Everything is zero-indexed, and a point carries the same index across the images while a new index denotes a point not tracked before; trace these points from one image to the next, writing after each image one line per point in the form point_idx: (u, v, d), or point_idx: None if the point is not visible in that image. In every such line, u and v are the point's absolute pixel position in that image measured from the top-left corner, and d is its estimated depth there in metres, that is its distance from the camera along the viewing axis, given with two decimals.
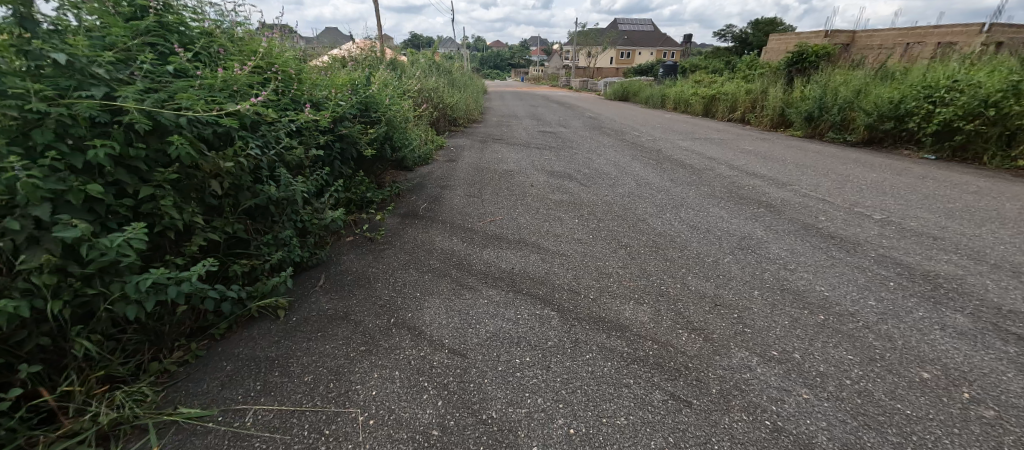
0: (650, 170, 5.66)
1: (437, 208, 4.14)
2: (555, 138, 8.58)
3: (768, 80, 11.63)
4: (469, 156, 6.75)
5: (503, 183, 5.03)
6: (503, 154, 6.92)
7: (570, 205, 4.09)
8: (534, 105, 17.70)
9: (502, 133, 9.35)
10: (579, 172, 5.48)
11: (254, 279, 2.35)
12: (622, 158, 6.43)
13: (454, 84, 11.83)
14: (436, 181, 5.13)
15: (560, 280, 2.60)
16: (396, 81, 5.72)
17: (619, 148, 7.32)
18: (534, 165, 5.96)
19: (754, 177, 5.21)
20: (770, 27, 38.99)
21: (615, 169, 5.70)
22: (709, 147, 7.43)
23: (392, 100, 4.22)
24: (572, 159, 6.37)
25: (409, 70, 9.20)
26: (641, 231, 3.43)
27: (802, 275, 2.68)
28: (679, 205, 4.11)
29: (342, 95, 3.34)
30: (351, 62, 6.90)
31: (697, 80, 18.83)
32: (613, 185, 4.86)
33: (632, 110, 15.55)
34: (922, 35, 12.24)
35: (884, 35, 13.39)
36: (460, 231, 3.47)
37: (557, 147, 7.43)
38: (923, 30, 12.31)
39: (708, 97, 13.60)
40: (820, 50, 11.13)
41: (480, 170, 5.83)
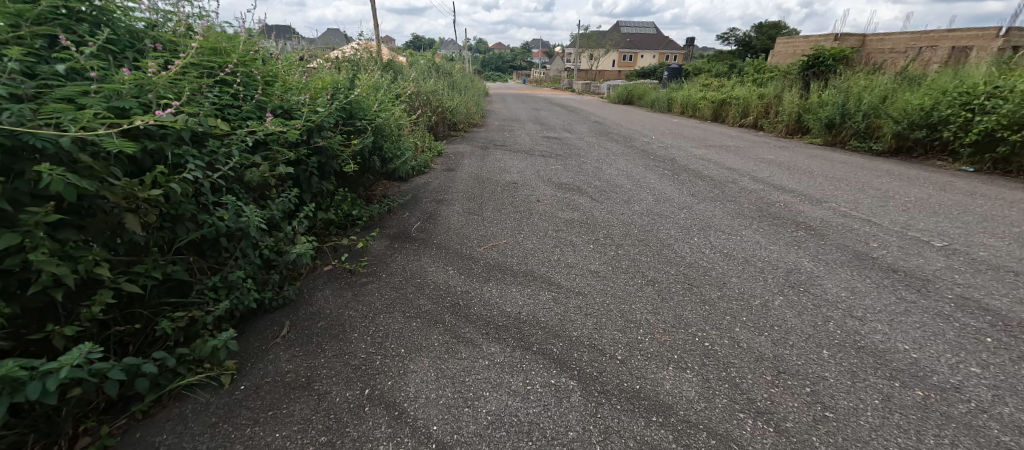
0: (667, 182, 5.18)
1: (432, 228, 3.65)
2: (560, 144, 8.10)
3: (781, 85, 11.14)
4: (469, 165, 6.25)
5: (506, 198, 4.54)
6: (506, 163, 6.43)
7: (583, 226, 3.60)
8: (536, 109, 17.14)
9: (504, 139, 8.87)
10: (590, 185, 4.99)
11: (195, 336, 1.86)
12: (635, 169, 5.94)
13: (454, 87, 11.34)
14: (433, 194, 4.64)
15: (578, 332, 2.11)
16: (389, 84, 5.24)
17: (629, 157, 6.83)
18: (540, 176, 5.48)
19: (783, 192, 4.73)
20: (774, 30, 38.58)
21: (628, 180, 5.22)
22: (726, 156, 6.93)
23: (382, 106, 3.74)
24: (581, 170, 5.88)
25: (406, 71, 8.71)
26: (669, 260, 2.94)
27: (876, 326, 2.18)
28: (706, 226, 3.62)
29: (320, 101, 2.86)
30: (342, 63, 6.42)
31: (703, 84, 18.37)
32: (628, 200, 4.38)
33: (637, 114, 15.08)
34: (936, 39, 11.81)
35: (896, 39, 12.94)
36: (456, 261, 2.97)
37: (563, 155, 6.95)
38: (937, 34, 11.87)
39: (718, 102, 13.11)
40: (838, 54, 10.68)
41: (481, 181, 5.34)
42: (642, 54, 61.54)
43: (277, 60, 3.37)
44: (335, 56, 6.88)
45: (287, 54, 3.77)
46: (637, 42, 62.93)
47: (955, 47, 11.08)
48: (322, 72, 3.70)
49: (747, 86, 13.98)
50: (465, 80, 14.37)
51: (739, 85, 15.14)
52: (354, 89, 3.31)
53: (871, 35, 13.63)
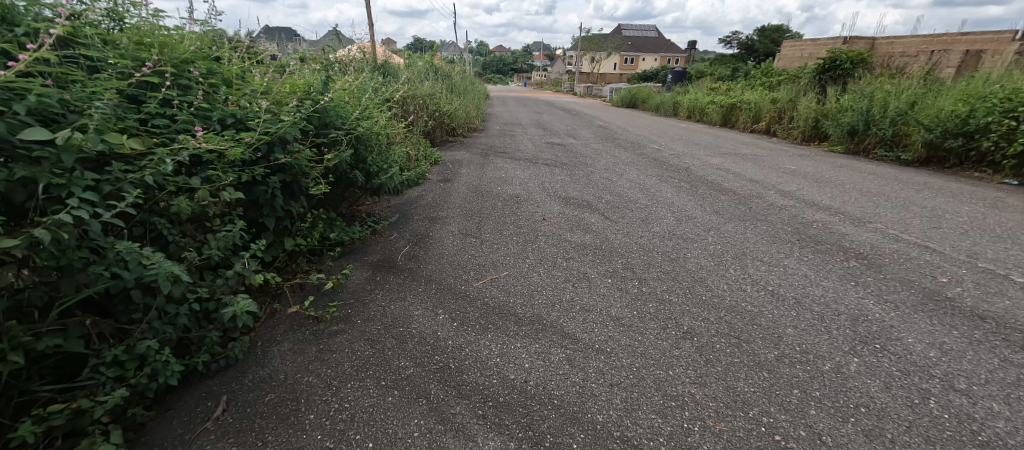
0: (686, 196, 4.67)
1: (423, 254, 3.15)
2: (565, 151, 7.61)
3: (795, 89, 10.65)
4: (467, 176, 5.74)
5: (509, 215, 4.04)
6: (507, 172, 5.92)
7: (597, 253, 3.10)
8: (538, 113, 16.65)
9: (505, 145, 8.38)
10: (601, 200, 4.48)
11: (83, 434, 1.39)
12: (648, 180, 5.43)
13: (453, 90, 10.82)
14: (426, 210, 4.14)
15: (604, 416, 1.61)
16: (379, 87, 4.74)
17: (641, 166, 6.32)
18: (545, 188, 4.97)
19: (819, 209, 4.22)
20: (778, 33, 38.10)
21: (643, 194, 4.71)
22: (744, 166, 6.44)
23: (366, 113, 3.24)
24: (589, 181, 5.37)
25: (402, 74, 8.20)
26: (706, 301, 2.43)
27: (992, 406, 1.68)
28: (740, 253, 3.13)
29: (283, 109, 2.36)
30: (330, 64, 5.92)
31: (709, 87, 17.89)
32: (646, 219, 3.88)
33: (642, 118, 14.59)
34: (948, 43, 11.38)
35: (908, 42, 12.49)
36: (449, 301, 2.46)
37: (569, 164, 6.45)
38: (950, 37, 11.44)
39: (727, 106, 12.61)
40: (856, 57, 10.12)
41: (480, 193, 4.84)
42: (644, 57, 61.10)
43: (244, 60, 2.90)
44: (323, 56, 6.38)
45: (261, 51, 3.30)
46: (638, 44, 62.50)
47: (970, 50, 10.54)
48: (299, 73, 3.23)
49: (756, 90, 13.46)
50: (464, 83, 13.88)
51: (747, 88, 14.62)
52: (330, 93, 2.83)
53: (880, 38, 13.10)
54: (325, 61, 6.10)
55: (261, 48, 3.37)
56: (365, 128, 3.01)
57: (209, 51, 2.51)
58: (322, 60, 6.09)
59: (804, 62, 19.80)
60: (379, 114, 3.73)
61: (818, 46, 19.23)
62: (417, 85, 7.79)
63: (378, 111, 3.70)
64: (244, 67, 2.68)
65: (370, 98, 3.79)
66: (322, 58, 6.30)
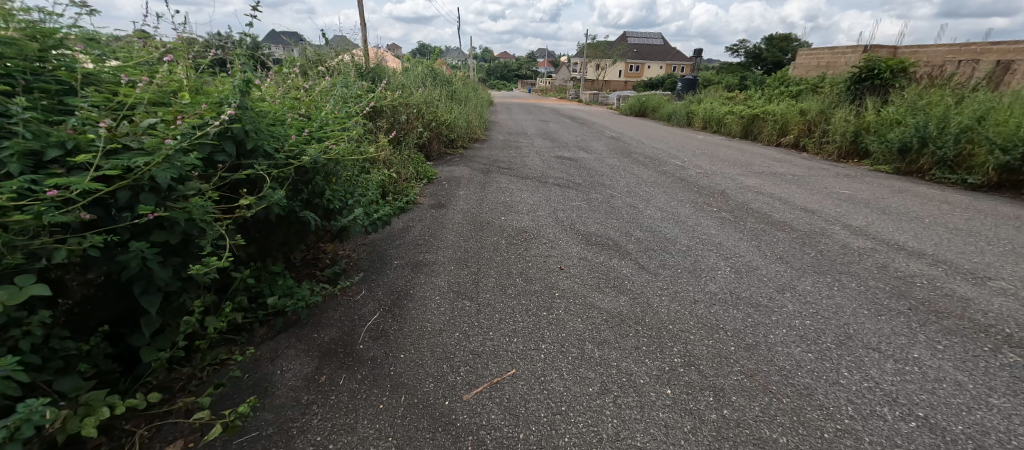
0: (735, 233, 3.78)
1: (396, 329, 2.25)
2: (578, 168, 6.73)
3: (826, 100, 9.75)
4: (465, 199, 4.85)
5: (516, 259, 3.15)
6: (513, 195, 5.05)
7: (641, 333, 2.19)
8: (544, 121, 15.78)
9: (510, 159, 7.50)
10: (631, 238, 3.59)
11: None
12: (681, 207, 4.54)
13: (454, 97, 9.99)
14: (411, 251, 3.26)
15: None
16: (354, 96, 3.86)
17: (668, 188, 5.42)
18: (559, 219, 4.08)
19: (909, 256, 3.33)
20: (786, 42, 37.33)
21: (680, 229, 3.83)
22: (788, 189, 5.54)
23: (320, 133, 2.36)
24: (611, 208, 4.49)
25: (397, 79, 7.37)
26: (830, 442, 1.54)
27: None
28: (844, 335, 2.22)
29: (154, 132, 1.51)
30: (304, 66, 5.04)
31: (723, 96, 17.02)
32: (694, 268, 2.99)
33: (655, 128, 13.71)
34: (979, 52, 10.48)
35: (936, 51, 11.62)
36: (422, 436, 1.56)
37: (584, 184, 5.56)
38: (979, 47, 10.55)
39: (748, 117, 11.72)
40: (895, 65, 9.10)
41: (480, 224, 3.96)
42: (650, 64, 60.33)
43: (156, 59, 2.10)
44: (303, 59, 5.56)
45: (198, 45, 2.49)
46: (644, 52, 61.77)
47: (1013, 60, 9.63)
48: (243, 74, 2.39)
49: (779, 100, 12.51)
50: (466, 89, 13.03)
51: (767, 99, 13.71)
52: (258, 103, 1.96)
53: (906, 46, 12.18)
54: (304, 65, 5.28)
55: (199, 41, 2.56)
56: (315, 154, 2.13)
57: (78, 43, 1.70)
58: (302, 63, 5.28)
59: (822, 70, 18.87)
60: (349, 129, 2.86)
61: (838, 55, 18.31)
62: (412, 92, 6.94)
63: (348, 126, 2.83)
64: (142, 67, 1.86)
65: (340, 112, 2.93)
66: (302, 62, 5.49)
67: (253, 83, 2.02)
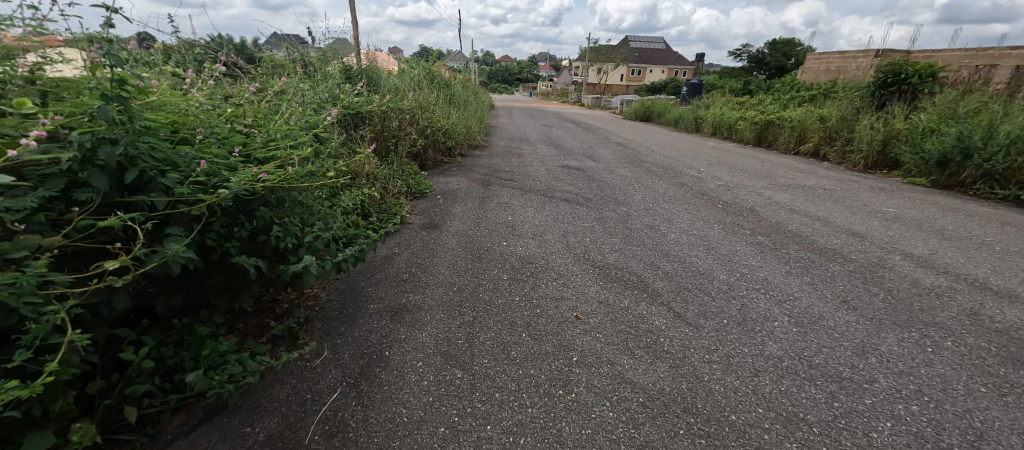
0: (780, 265, 3.18)
1: (359, 421, 1.66)
2: (586, 179, 6.14)
3: (847, 106, 9.16)
4: (462, 217, 4.27)
5: (520, 303, 2.55)
6: (517, 212, 4.47)
7: (696, 432, 1.60)
8: (546, 126, 15.22)
9: (511, 168, 6.91)
10: (657, 271, 3.01)
11: None
12: (709, 229, 3.96)
13: (452, 101, 9.42)
14: (393, 291, 2.67)
15: None
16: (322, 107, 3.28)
17: (689, 205, 4.85)
18: (569, 245, 3.50)
19: (1000, 299, 2.73)
20: (791, 46, 36.81)
21: (714, 259, 3.25)
22: (824, 206, 4.93)
23: (260, 153, 1.76)
24: (629, 230, 3.91)
25: (389, 82, 6.80)
26: None
27: None
28: (972, 433, 1.63)
29: None
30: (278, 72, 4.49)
31: (732, 101, 16.42)
32: (743, 317, 2.40)
33: (663, 134, 13.13)
34: (995, 57, 9.71)
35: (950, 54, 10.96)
36: None
37: (595, 200, 4.98)
38: (997, 52, 9.81)
39: (762, 123, 11.14)
40: (924, 69, 8.50)
41: (478, 252, 3.36)
42: (652, 68, 59.88)
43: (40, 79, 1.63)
44: (282, 62, 5.01)
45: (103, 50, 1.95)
46: (646, 56, 61.36)
47: None
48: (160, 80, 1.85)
49: (793, 106, 11.92)
50: (466, 93, 12.47)
51: (780, 104, 13.12)
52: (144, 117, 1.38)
53: (926, 50, 11.59)
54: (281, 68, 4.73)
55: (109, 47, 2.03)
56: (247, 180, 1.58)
57: None
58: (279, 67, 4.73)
59: (832, 75, 18.35)
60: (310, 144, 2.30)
61: (849, 59, 17.79)
62: (405, 97, 6.38)
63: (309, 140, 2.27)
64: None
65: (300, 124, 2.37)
66: (281, 66, 4.94)
67: (141, 90, 1.44)
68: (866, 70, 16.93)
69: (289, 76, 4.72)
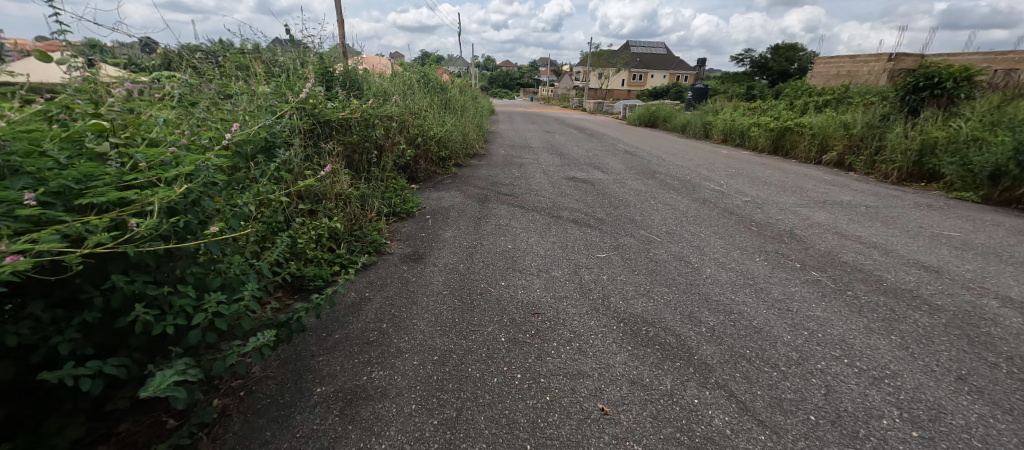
0: (855, 317, 2.50)
1: None
2: (596, 194, 5.46)
3: (873, 112, 8.51)
4: (453, 244, 3.62)
5: (524, 385, 1.86)
6: (519, 237, 3.81)
7: None
8: (548, 132, 14.55)
9: (512, 181, 6.25)
10: (698, 325, 2.34)
11: None
12: (748, 261, 3.30)
13: (448, 107, 8.77)
14: (352, 364, 1.99)
15: None
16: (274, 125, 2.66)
17: (719, 228, 4.17)
18: (584, 284, 2.83)
19: None
20: (794, 51, 36.28)
21: (767, 306, 2.58)
22: (875, 228, 4.25)
23: (87, 194, 1.14)
24: (653, 261, 3.24)
25: (376, 85, 6.14)
26: None
27: None
28: None
29: None
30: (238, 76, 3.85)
31: (740, 107, 15.81)
32: (835, 411, 1.73)
33: (672, 141, 12.48)
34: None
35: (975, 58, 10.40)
36: None
37: (608, 220, 4.33)
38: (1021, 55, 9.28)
39: (778, 130, 10.49)
40: (958, 73, 7.85)
41: (470, 296, 2.68)
42: (654, 73, 59.38)
43: None
44: (253, 59, 4.37)
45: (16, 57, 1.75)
46: (647, 61, 60.94)
47: None
48: None
49: (809, 112, 11.30)
50: (464, 97, 11.81)
51: (793, 111, 12.50)
52: None
53: (949, 54, 10.98)
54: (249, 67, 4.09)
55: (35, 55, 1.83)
56: (10, 266, 0.91)
57: None
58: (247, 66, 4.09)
59: (842, 80, 17.77)
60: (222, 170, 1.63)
61: (859, 64, 17.22)
62: (394, 102, 5.74)
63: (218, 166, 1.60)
64: None
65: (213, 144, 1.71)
66: (251, 63, 4.30)
67: None
68: (879, 74, 16.34)
69: (258, 76, 4.09)
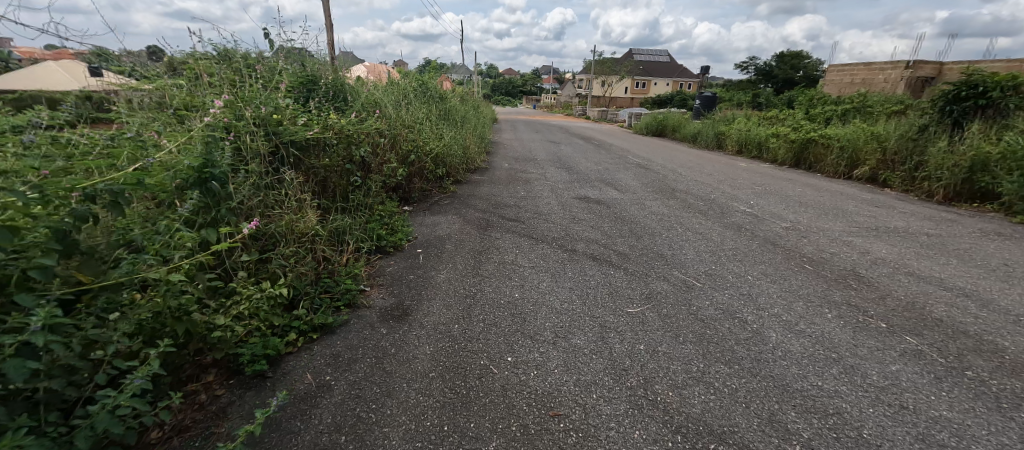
0: (999, 419, 1.82)
1: None
2: (614, 219, 4.79)
3: (909, 123, 7.85)
4: (448, 291, 2.96)
5: None
6: (528, 279, 3.14)
7: None
8: (553, 141, 13.92)
9: (517, 201, 5.59)
10: (788, 439, 1.67)
11: None
12: (818, 318, 2.63)
13: (448, 117, 8.14)
14: None
15: None
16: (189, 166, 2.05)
17: (766, 266, 3.49)
18: (616, 358, 2.16)
19: None
20: (800, 59, 35.77)
21: (870, 400, 1.90)
22: (953, 266, 3.57)
23: None
24: (699, 319, 2.57)
25: (366, 94, 5.51)
26: None
27: None
28: None
29: None
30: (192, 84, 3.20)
31: (753, 117, 15.17)
32: None
33: (684, 153, 11.82)
34: None
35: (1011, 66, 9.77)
36: None
37: (632, 255, 3.66)
38: None
39: (800, 142, 9.82)
40: (1006, 81, 7.19)
41: (468, 380, 2.00)
42: (657, 80, 58.95)
43: None
44: (219, 65, 3.73)
45: None
46: (651, 69, 60.53)
47: None
48: None
49: (832, 123, 10.65)
50: (466, 106, 11.18)
51: (812, 121, 11.87)
52: None
53: (981, 62, 10.35)
54: (213, 74, 3.46)
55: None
56: None
57: None
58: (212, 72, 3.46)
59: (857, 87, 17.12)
60: None
61: (874, 71, 16.58)
62: (385, 115, 5.11)
63: None
64: None
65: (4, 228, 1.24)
66: (218, 68, 3.66)
67: None
68: (897, 82, 15.70)
69: (223, 84, 3.45)
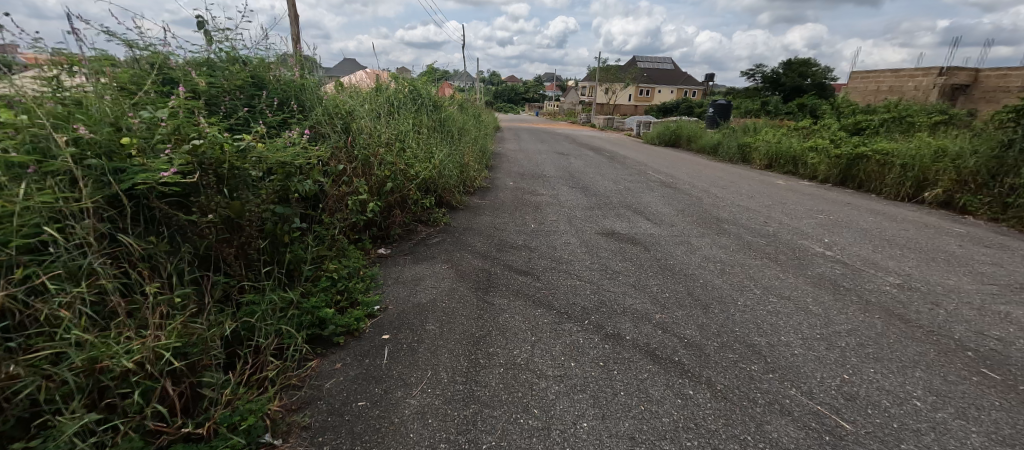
0: None
1: None
2: (660, 271, 3.53)
3: (993, 138, 6.61)
4: (418, 443, 1.69)
5: None
6: (555, 409, 1.88)
7: None
8: (561, 153, 12.69)
9: (527, 239, 4.34)
10: None
11: None
12: None
13: (442, 130, 6.93)
14: None
15: None
16: None
17: (926, 375, 2.22)
18: None
19: None
20: (810, 65, 34.52)
21: None
22: None
23: None
24: None
25: (334, 101, 4.28)
26: None
27: None
28: None
29: None
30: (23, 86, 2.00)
31: (777, 127, 13.92)
32: None
33: (709, 167, 10.55)
34: None
35: None
36: None
37: (710, 347, 2.40)
38: None
39: (847, 158, 8.58)
40: None
41: None
42: (660, 88, 57.96)
43: None
44: (96, 62, 2.52)
45: None
46: (654, 76, 59.55)
47: None
48: None
49: (878, 137, 9.41)
50: (465, 115, 9.97)
51: (850, 134, 10.64)
52: None
53: None
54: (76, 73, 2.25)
55: None
56: None
57: None
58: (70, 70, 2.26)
59: (884, 95, 15.87)
60: None
61: (903, 78, 15.34)
62: (355, 136, 3.92)
63: None
64: None
65: None
66: (94, 67, 2.47)
67: None
68: (928, 90, 14.43)
69: (85, 85, 2.24)
